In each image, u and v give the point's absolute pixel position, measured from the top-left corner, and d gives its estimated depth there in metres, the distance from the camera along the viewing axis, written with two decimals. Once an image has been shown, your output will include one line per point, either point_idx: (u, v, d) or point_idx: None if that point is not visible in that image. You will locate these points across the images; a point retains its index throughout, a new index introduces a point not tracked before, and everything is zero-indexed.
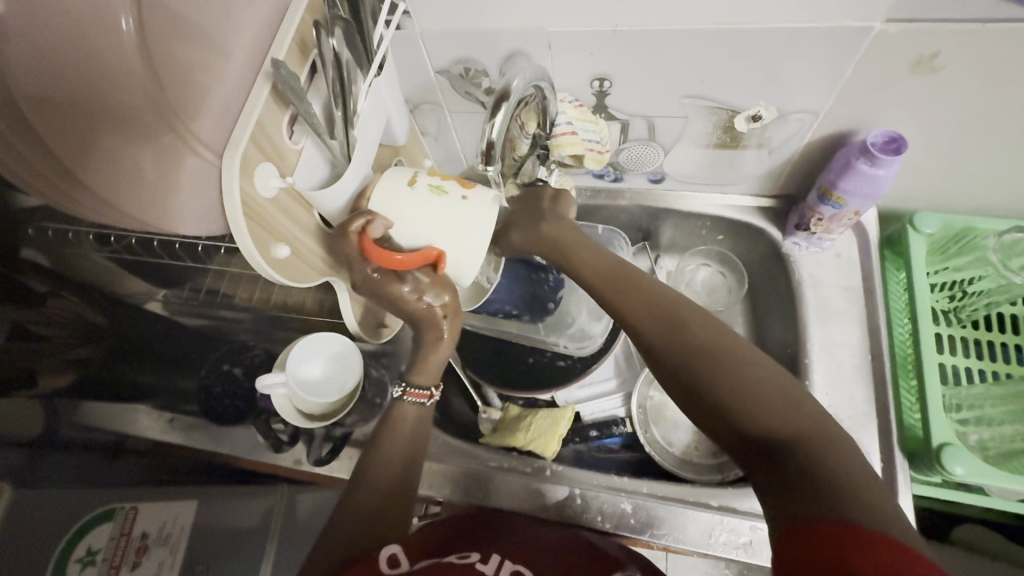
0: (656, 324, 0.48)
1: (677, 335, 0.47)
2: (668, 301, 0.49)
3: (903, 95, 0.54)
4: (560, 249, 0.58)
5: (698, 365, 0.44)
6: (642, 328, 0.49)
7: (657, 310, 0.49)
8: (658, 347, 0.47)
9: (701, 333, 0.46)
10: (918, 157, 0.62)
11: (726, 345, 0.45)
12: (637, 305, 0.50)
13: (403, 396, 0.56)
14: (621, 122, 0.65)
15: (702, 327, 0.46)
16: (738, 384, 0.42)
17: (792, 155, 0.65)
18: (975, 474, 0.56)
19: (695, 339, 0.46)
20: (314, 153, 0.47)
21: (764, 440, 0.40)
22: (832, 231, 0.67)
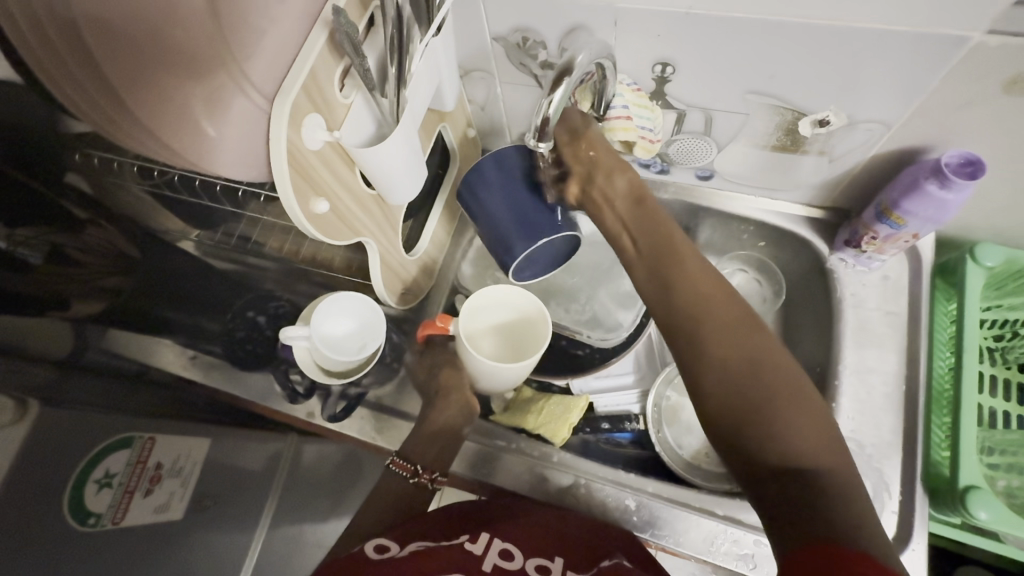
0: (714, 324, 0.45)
1: (737, 336, 0.44)
2: (737, 306, 0.46)
3: (992, 115, 0.50)
4: (623, 214, 0.53)
5: (746, 373, 0.43)
6: (702, 315, 0.45)
7: (721, 310, 0.46)
8: (709, 339, 0.45)
9: (760, 343, 0.44)
10: (993, 184, 0.58)
11: (784, 367, 0.43)
12: (700, 296, 0.46)
13: (389, 465, 0.60)
14: (677, 112, 0.62)
15: (756, 338, 0.44)
16: (784, 405, 0.42)
17: (853, 166, 0.62)
18: (1002, 523, 0.53)
19: (753, 350, 0.44)
20: (363, 109, 0.46)
21: (789, 467, 0.40)
22: (884, 252, 0.64)
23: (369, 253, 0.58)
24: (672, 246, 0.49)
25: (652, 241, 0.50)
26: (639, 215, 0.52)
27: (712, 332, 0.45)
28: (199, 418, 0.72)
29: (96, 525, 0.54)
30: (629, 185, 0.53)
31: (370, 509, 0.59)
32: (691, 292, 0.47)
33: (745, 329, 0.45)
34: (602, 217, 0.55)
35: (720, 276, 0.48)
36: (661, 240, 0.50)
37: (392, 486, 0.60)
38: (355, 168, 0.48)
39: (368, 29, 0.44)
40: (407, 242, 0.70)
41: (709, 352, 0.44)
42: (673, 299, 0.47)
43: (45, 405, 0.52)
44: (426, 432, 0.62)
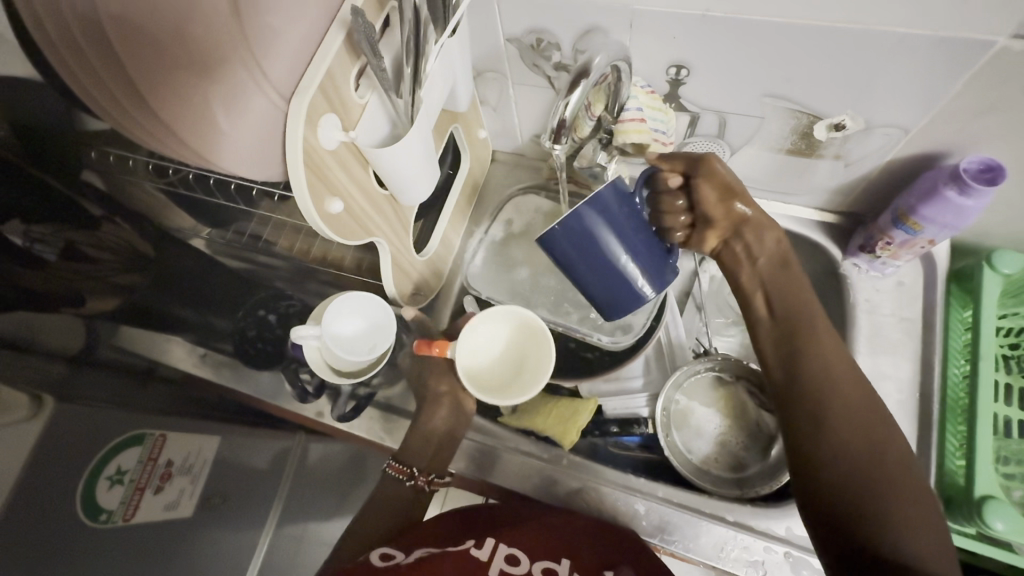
0: (848, 401, 0.46)
1: (866, 426, 0.45)
2: (870, 398, 0.47)
3: (1012, 121, 0.49)
4: (787, 288, 0.54)
5: (869, 461, 0.44)
6: (828, 397, 0.47)
7: (856, 395, 0.47)
8: (836, 423, 0.46)
9: (885, 436, 0.45)
10: (1011, 190, 0.57)
11: (908, 460, 0.44)
12: (837, 376, 0.48)
13: (386, 468, 0.61)
14: (691, 114, 0.61)
15: (892, 436, 0.45)
16: (903, 499, 0.42)
17: (868, 171, 0.61)
18: (1018, 534, 0.52)
19: (876, 437, 0.45)
20: (378, 109, 0.46)
21: (902, 555, 0.40)
22: (899, 258, 0.63)
23: (382, 253, 0.58)
24: (811, 326, 0.51)
25: (799, 324, 0.52)
26: (789, 288, 0.54)
27: (846, 417, 0.46)
28: (209, 416, 0.72)
29: (108, 521, 0.55)
30: (778, 250, 0.56)
31: (373, 513, 0.60)
32: (815, 370, 0.49)
33: (884, 423, 0.46)
34: (748, 275, 0.57)
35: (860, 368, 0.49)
36: (801, 321, 0.52)
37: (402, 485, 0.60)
38: (369, 169, 0.48)
39: (384, 29, 0.44)
40: (418, 242, 0.70)
41: (830, 432, 0.46)
42: (807, 374, 0.49)
43: (59, 401, 0.52)
44: (427, 434, 0.62)
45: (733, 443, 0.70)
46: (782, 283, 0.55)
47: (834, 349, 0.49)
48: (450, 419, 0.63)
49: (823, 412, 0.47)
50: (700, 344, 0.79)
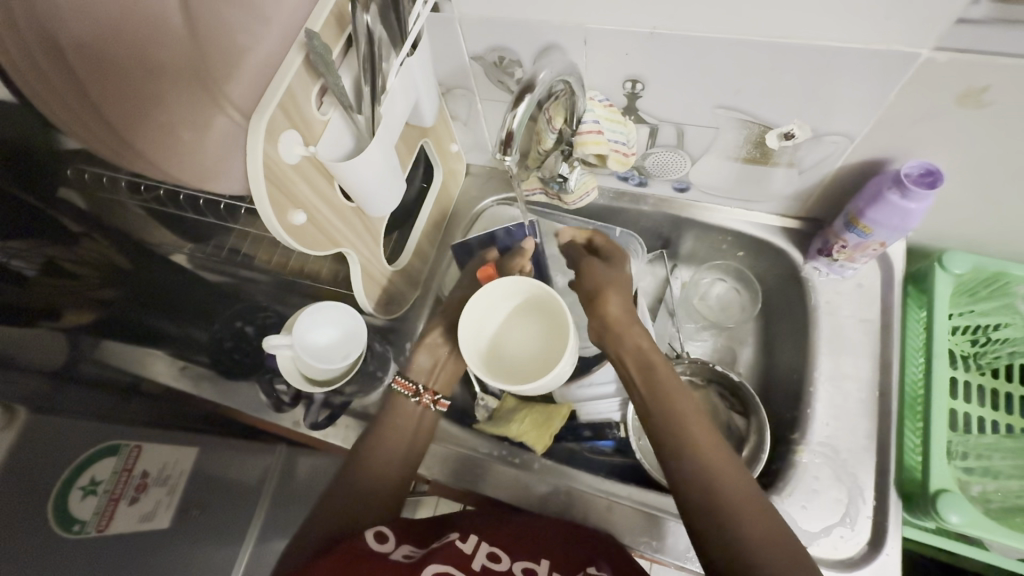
0: (725, 504, 0.48)
1: (751, 525, 0.47)
2: (739, 485, 0.49)
3: (947, 127, 0.52)
4: (652, 377, 0.54)
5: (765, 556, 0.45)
6: (723, 505, 0.48)
7: (725, 486, 0.49)
8: (733, 528, 0.47)
9: (759, 520, 0.47)
10: (955, 193, 0.59)
11: (787, 537, 0.46)
12: (708, 473, 0.49)
13: (392, 383, 0.64)
14: (650, 126, 0.64)
15: (774, 517, 0.48)
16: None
17: (822, 176, 0.64)
18: (972, 525, 0.54)
19: (755, 528, 0.47)
20: (341, 125, 0.48)
21: None
22: (856, 261, 0.65)
23: (350, 263, 0.60)
24: (682, 424, 0.51)
25: (683, 427, 0.51)
26: (649, 379, 0.54)
27: (730, 522, 0.47)
28: (188, 428, 0.73)
29: (80, 532, 0.55)
30: (638, 347, 0.55)
31: (371, 456, 0.61)
32: (702, 480, 0.49)
33: (766, 509, 0.48)
34: (619, 373, 0.57)
35: (721, 446, 0.51)
36: (682, 426, 0.51)
37: (400, 405, 0.63)
38: (333, 182, 0.50)
39: (345, 50, 0.46)
40: (391, 253, 0.72)
41: (732, 539, 0.47)
42: (690, 481, 0.49)
43: (33, 412, 0.53)
44: (396, 427, 0.62)
45: None
46: (657, 388, 0.53)
47: (710, 453, 0.50)
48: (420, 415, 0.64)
49: (712, 521, 0.48)
50: (673, 348, 0.79)
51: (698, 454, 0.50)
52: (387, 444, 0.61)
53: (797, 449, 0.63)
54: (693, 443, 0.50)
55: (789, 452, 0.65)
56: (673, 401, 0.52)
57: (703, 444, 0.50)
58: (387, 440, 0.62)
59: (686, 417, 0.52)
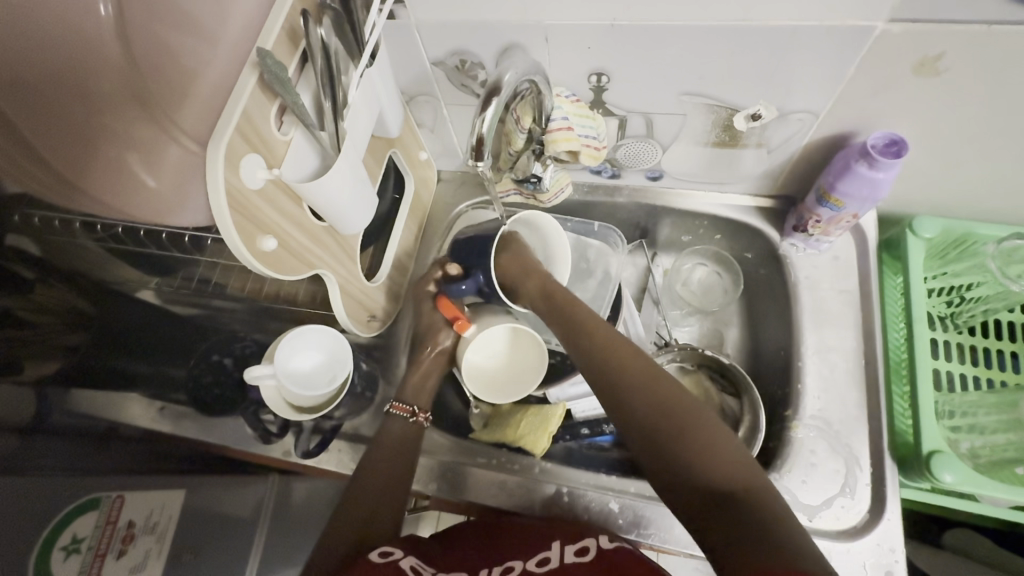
0: (625, 378, 0.53)
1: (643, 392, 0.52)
2: (639, 362, 0.54)
3: (908, 97, 0.53)
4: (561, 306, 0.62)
5: (659, 418, 0.50)
6: (619, 386, 0.53)
7: (629, 369, 0.54)
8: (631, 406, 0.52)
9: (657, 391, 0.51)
10: (918, 160, 0.61)
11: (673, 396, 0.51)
12: (615, 366, 0.54)
13: (390, 409, 0.66)
14: (619, 118, 0.64)
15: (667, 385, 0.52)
16: (734, 470, 0.45)
17: (791, 154, 0.64)
18: (965, 482, 0.55)
19: (652, 395, 0.51)
20: (304, 144, 0.46)
21: (705, 481, 0.45)
22: (830, 234, 0.66)
23: (327, 285, 0.58)
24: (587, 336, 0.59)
25: (589, 348, 0.57)
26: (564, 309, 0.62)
27: (630, 395, 0.52)
28: (174, 468, 0.70)
29: None
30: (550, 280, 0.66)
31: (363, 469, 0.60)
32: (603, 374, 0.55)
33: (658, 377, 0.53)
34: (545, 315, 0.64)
35: (626, 340, 0.57)
36: (611, 360, 0.55)
37: (397, 426, 0.65)
38: (303, 204, 0.48)
39: (300, 66, 0.44)
40: (369, 268, 0.70)
41: (636, 419, 0.51)
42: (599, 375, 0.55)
43: None
44: (382, 447, 0.62)
45: None
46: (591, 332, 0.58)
47: (637, 378, 0.53)
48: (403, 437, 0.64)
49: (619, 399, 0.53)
50: (661, 336, 0.80)
51: (624, 384, 0.53)
52: (378, 453, 0.61)
53: (791, 425, 0.64)
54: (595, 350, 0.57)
55: (783, 428, 0.65)
56: (605, 341, 0.57)
57: (607, 341, 0.57)
58: (373, 469, 0.60)
59: (593, 334, 0.58)
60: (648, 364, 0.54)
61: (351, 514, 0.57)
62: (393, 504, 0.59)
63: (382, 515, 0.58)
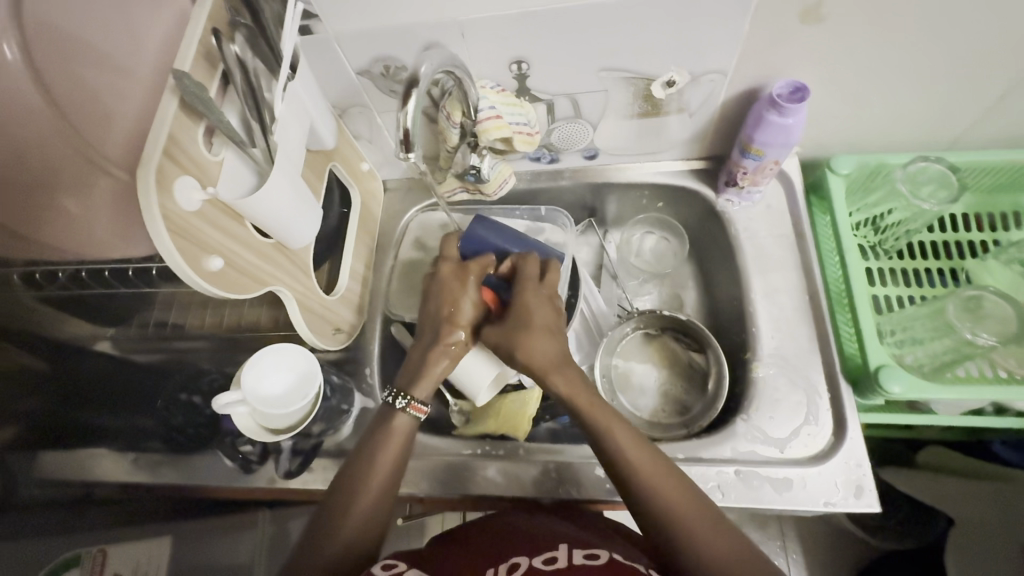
0: (683, 520, 0.50)
1: (707, 540, 0.49)
2: (693, 504, 0.51)
3: (801, 46, 0.58)
4: (592, 424, 0.56)
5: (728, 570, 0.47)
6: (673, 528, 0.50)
7: (684, 513, 0.50)
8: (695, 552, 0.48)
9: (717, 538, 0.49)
10: (825, 104, 0.66)
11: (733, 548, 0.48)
12: (666, 505, 0.51)
13: (406, 408, 0.59)
14: (546, 102, 0.66)
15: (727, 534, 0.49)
16: None
17: (712, 115, 0.68)
18: (911, 390, 0.59)
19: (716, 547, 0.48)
20: (237, 163, 0.47)
21: None
22: (759, 184, 0.70)
23: (287, 304, 0.59)
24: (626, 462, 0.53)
25: (631, 475, 0.53)
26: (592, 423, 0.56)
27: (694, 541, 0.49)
28: (160, 519, 0.69)
29: None
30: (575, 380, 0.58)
31: (363, 479, 0.56)
32: (654, 511, 0.51)
33: (713, 521, 0.50)
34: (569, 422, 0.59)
35: (670, 469, 0.53)
36: (662, 499, 0.51)
37: (404, 423, 0.59)
38: (245, 222, 0.49)
39: (222, 87, 0.45)
40: (327, 283, 0.71)
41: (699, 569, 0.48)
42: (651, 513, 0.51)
43: None
44: (375, 458, 0.57)
45: (675, 393, 0.76)
46: (652, 462, 0.53)
47: (702, 523, 0.50)
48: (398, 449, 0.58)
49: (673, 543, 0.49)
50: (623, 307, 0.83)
51: (700, 532, 0.49)
52: (375, 475, 0.56)
53: (752, 366, 0.67)
54: (640, 482, 0.52)
55: (747, 371, 0.68)
56: (652, 476, 0.52)
57: (649, 472, 0.52)
58: (361, 486, 0.56)
59: (633, 461, 0.53)
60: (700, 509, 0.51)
61: (336, 534, 0.53)
62: (383, 515, 0.56)
63: (370, 529, 0.55)
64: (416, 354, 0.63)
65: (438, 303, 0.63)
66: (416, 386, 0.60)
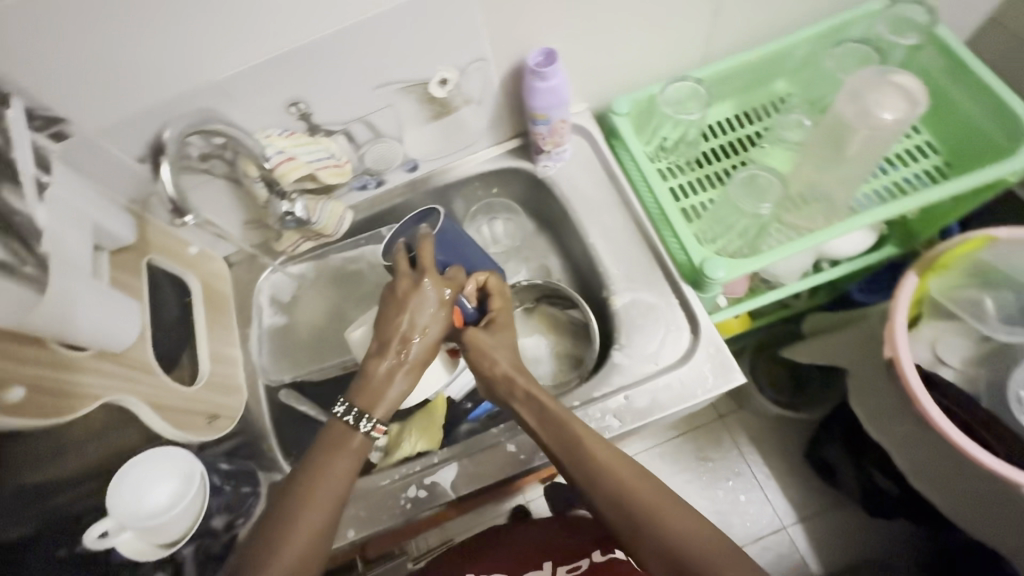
0: (641, 505, 0.52)
1: (664, 520, 0.52)
2: (652, 489, 0.54)
3: (537, 17, 0.64)
4: (556, 428, 0.58)
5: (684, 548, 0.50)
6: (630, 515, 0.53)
7: (640, 499, 0.53)
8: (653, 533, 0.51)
9: (675, 521, 0.51)
10: (588, 61, 0.73)
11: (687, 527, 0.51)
12: (624, 495, 0.53)
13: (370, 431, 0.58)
14: (342, 132, 0.69)
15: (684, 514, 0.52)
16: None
17: (497, 97, 0.74)
18: (731, 271, 0.68)
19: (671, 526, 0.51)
20: (12, 287, 0.45)
21: None
22: (561, 143, 0.77)
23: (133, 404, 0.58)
24: (587, 459, 0.55)
25: (592, 470, 0.55)
26: (554, 429, 0.58)
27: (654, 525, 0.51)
28: None
29: None
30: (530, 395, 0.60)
31: (288, 530, 0.51)
32: (613, 502, 0.54)
33: (671, 504, 0.53)
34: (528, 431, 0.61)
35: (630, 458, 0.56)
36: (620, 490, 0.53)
37: (355, 441, 0.57)
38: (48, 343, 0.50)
39: None
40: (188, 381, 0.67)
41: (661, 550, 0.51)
42: (613, 504, 0.54)
43: None
44: (291, 506, 0.53)
45: (565, 350, 0.81)
46: (629, 469, 0.55)
47: (659, 505, 0.52)
48: (334, 482, 0.55)
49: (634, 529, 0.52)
50: None
51: (660, 514, 0.52)
52: (297, 524, 0.52)
53: (610, 300, 0.73)
54: (601, 476, 0.54)
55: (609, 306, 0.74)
56: (614, 470, 0.54)
57: (611, 465, 0.55)
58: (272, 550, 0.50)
59: (596, 458, 0.55)
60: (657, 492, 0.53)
61: None
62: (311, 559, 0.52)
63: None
64: (384, 364, 0.60)
65: (410, 313, 0.60)
66: (380, 406, 0.59)
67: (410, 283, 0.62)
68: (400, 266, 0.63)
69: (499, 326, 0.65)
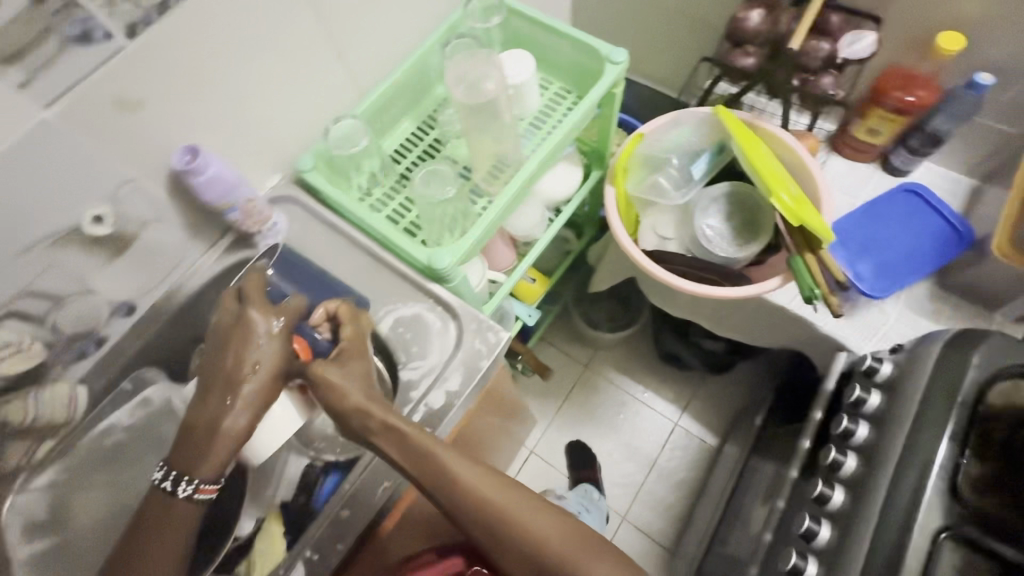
0: (506, 517, 0.63)
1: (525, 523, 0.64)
2: (514, 500, 0.65)
3: (160, 127, 0.65)
4: (424, 464, 0.63)
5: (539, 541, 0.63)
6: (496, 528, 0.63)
7: (507, 511, 0.64)
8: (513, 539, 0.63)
9: (535, 521, 0.64)
10: (248, 140, 0.75)
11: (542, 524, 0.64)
12: (495, 509, 0.64)
13: (194, 492, 0.61)
14: (7, 314, 0.63)
15: (538, 512, 0.65)
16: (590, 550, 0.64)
17: (175, 208, 0.73)
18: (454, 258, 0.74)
19: (529, 526, 0.64)
20: None
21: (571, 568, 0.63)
22: (266, 218, 0.78)
23: None
24: (459, 488, 0.63)
25: (464, 495, 0.63)
26: (423, 467, 0.63)
27: (518, 529, 0.63)
28: None
29: None
30: (390, 432, 0.63)
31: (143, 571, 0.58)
32: (482, 521, 0.63)
33: (530, 507, 0.65)
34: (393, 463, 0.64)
35: (496, 475, 0.66)
36: (489, 508, 0.63)
37: (176, 506, 0.61)
38: None
39: None
40: None
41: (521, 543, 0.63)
42: (484, 520, 0.63)
43: None
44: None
45: None
46: (500, 492, 0.65)
47: (522, 509, 0.64)
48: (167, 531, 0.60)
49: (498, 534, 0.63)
50: None
51: (522, 519, 0.64)
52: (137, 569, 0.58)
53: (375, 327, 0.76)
54: (473, 500, 0.63)
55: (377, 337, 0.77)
56: (483, 493, 0.64)
57: (484, 488, 0.64)
58: None
59: (468, 483, 0.64)
60: (519, 500, 0.65)
61: None
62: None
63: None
64: (207, 410, 0.63)
65: (235, 346, 0.64)
66: (200, 466, 0.61)
67: (237, 315, 0.66)
68: (227, 300, 0.67)
69: (345, 359, 0.66)
